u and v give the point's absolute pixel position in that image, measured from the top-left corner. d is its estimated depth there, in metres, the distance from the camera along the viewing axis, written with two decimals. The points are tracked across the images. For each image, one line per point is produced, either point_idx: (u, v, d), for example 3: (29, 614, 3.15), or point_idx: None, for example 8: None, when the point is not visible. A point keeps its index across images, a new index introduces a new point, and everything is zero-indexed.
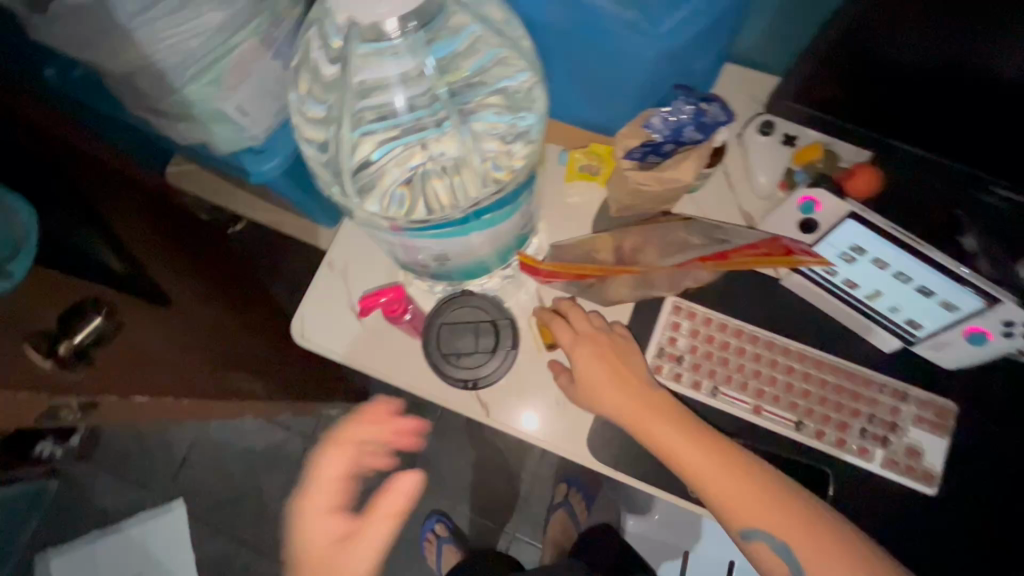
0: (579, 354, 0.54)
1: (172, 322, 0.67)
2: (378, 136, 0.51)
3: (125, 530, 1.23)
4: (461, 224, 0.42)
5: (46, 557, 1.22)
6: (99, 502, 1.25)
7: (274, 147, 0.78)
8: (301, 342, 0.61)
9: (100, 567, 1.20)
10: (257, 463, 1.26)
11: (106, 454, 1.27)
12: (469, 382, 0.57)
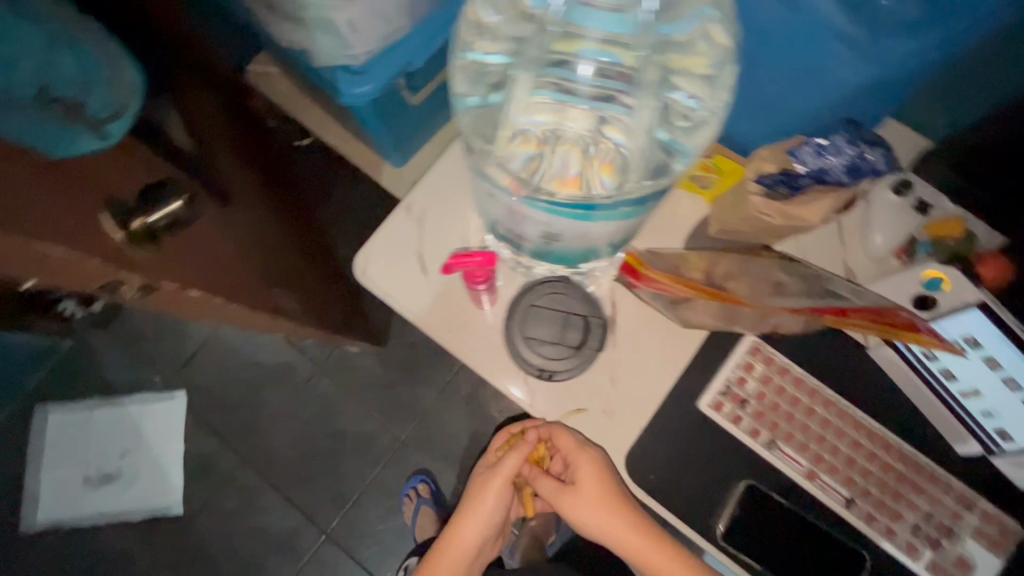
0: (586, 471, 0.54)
1: (232, 223, 0.65)
2: (552, 88, 0.46)
3: (124, 405, 1.25)
4: (583, 210, 0.38)
5: (45, 410, 1.24)
6: (105, 372, 1.27)
7: (372, 72, 0.75)
8: (360, 278, 0.59)
9: (95, 431, 1.24)
10: (263, 376, 1.26)
11: (121, 327, 1.28)
12: (543, 372, 0.55)
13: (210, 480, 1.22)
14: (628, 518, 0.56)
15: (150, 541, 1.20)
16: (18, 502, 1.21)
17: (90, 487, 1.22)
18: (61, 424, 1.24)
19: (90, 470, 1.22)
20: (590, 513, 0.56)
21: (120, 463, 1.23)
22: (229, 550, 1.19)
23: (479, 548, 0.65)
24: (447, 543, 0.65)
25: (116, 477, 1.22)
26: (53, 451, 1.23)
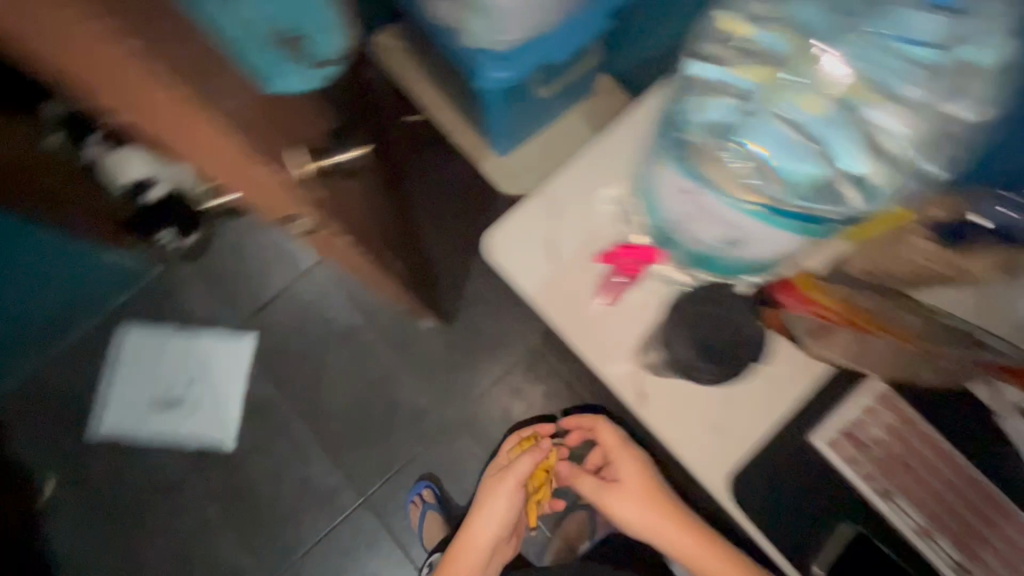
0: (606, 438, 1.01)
1: (370, 181, 0.69)
2: (789, 102, 0.51)
3: (199, 337, 1.31)
4: (801, 224, 0.46)
5: (128, 327, 1.32)
6: (187, 303, 1.33)
7: (515, 59, 0.78)
8: (484, 249, 0.61)
9: (169, 357, 1.30)
10: (331, 334, 1.30)
11: (210, 264, 1.35)
12: (686, 371, 0.55)
13: (264, 424, 1.26)
14: (656, 496, 0.92)
15: (199, 472, 1.24)
16: (87, 412, 1.28)
17: (153, 409, 1.28)
18: (137, 345, 1.31)
19: (156, 394, 1.29)
20: (623, 497, 0.92)
21: (184, 392, 1.29)
22: (270, 494, 1.23)
23: (494, 532, 1.00)
24: (469, 534, 1.01)
25: (178, 406, 1.28)
26: (126, 370, 1.30)
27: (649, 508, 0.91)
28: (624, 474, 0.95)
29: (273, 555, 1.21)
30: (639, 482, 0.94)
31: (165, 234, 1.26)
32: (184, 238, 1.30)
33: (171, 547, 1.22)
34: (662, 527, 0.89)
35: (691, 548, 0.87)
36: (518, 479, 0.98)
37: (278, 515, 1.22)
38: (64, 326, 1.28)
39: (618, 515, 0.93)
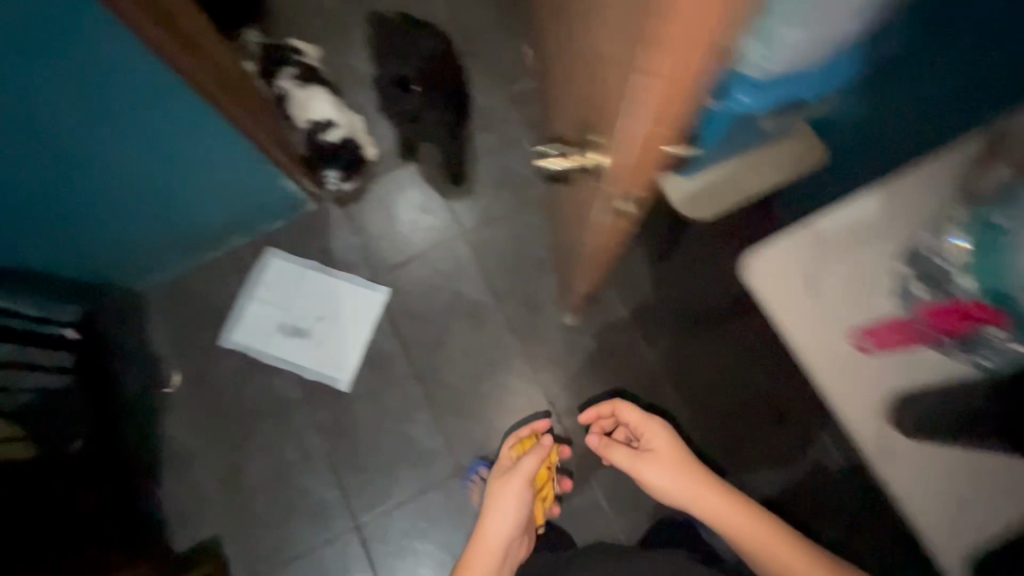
0: (633, 416, 1.05)
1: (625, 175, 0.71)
2: None
3: (336, 278, 1.36)
4: None
5: (273, 254, 1.38)
6: (330, 243, 1.39)
7: (765, 88, 0.77)
8: (742, 278, 0.61)
9: (304, 290, 1.36)
10: (459, 306, 1.35)
11: (359, 212, 1.42)
12: (972, 439, 0.56)
13: (381, 375, 1.30)
14: (689, 470, 0.95)
15: (313, 405, 1.29)
16: (218, 324, 1.34)
17: (281, 333, 1.33)
18: (280, 270, 1.37)
19: (286, 319, 1.34)
20: (656, 466, 0.96)
21: (313, 324, 1.33)
22: (376, 443, 1.26)
23: (504, 537, 0.97)
24: (477, 543, 0.97)
25: (304, 335, 1.33)
26: (265, 291, 1.36)
27: (683, 476, 0.94)
28: (654, 444, 1.00)
29: (367, 504, 1.23)
30: (670, 449, 0.98)
31: (331, 175, 1.36)
32: (345, 182, 1.38)
33: (273, 470, 1.26)
34: (696, 492, 0.92)
35: (729, 517, 0.89)
36: (525, 478, 0.98)
37: (379, 466, 1.25)
38: (220, 239, 1.36)
39: (653, 483, 0.96)
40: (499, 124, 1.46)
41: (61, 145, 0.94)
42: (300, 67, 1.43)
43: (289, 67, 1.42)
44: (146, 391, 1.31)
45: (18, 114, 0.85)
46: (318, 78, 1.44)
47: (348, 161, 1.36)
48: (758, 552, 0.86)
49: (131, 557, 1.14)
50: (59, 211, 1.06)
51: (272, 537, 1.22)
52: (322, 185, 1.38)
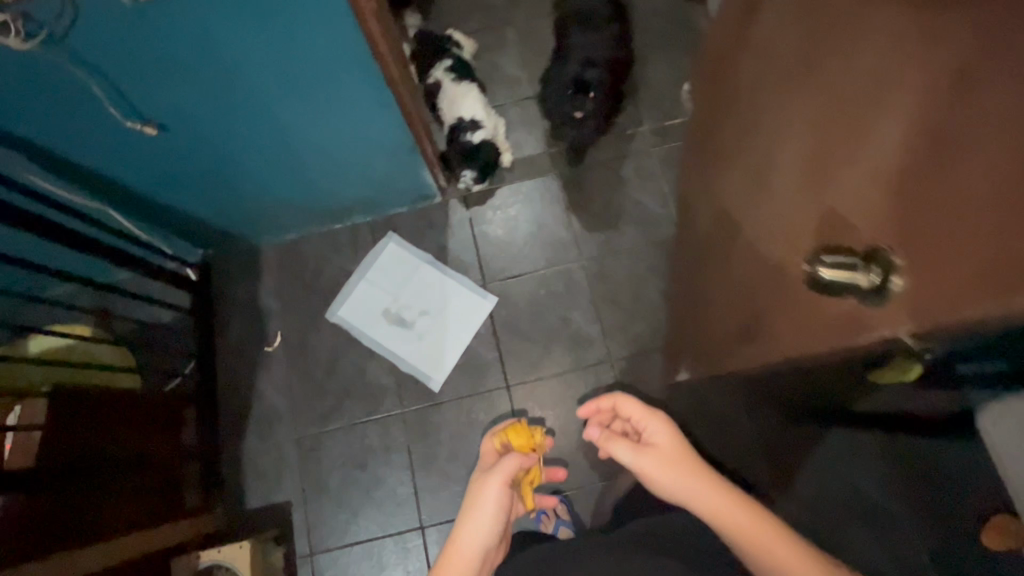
0: (634, 406, 0.88)
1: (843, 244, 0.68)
2: None
3: (446, 276, 1.36)
4: None
5: (391, 238, 1.39)
6: (448, 240, 1.39)
7: None
8: (979, 424, 0.61)
9: (414, 281, 1.36)
10: (562, 332, 1.32)
11: (482, 215, 1.40)
12: None
13: (472, 384, 1.29)
14: (701, 478, 0.79)
15: (402, 398, 1.28)
16: (326, 297, 1.36)
17: (385, 319, 1.33)
18: (396, 256, 1.38)
19: (393, 306, 1.34)
20: (661, 465, 0.80)
21: (418, 317, 1.33)
22: (454, 450, 1.25)
23: (484, 541, 0.87)
24: (451, 548, 0.86)
25: (407, 327, 1.33)
26: (377, 272, 1.37)
27: (691, 479, 0.79)
28: (656, 439, 0.84)
29: (435, 509, 1.22)
30: (673, 446, 0.82)
31: (466, 175, 1.34)
32: (477, 183, 1.37)
33: (350, 452, 1.26)
34: (698, 492, 0.78)
35: (732, 519, 0.76)
36: (504, 479, 0.87)
37: (454, 474, 1.24)
38: (343, 215, 1.37)
39: (652, 480, 0.81)
40: (639, 157, 1.41)
41: (248, 102, 0.96)
42: (455, 60, 1.42)
43: (445, 58, 1.42)
44: (245, 344, 1.33)
45: (226, 66, 0.87)
46: (470, 74, 1.43)
47: (485, 164, 1.34)
48: (763, 560, 0.75)
49: (205, 504, 1.18)
50: (211, 162, 1.09)
51: (336, 520, 1.22)
52: (454, 182, 1.38)
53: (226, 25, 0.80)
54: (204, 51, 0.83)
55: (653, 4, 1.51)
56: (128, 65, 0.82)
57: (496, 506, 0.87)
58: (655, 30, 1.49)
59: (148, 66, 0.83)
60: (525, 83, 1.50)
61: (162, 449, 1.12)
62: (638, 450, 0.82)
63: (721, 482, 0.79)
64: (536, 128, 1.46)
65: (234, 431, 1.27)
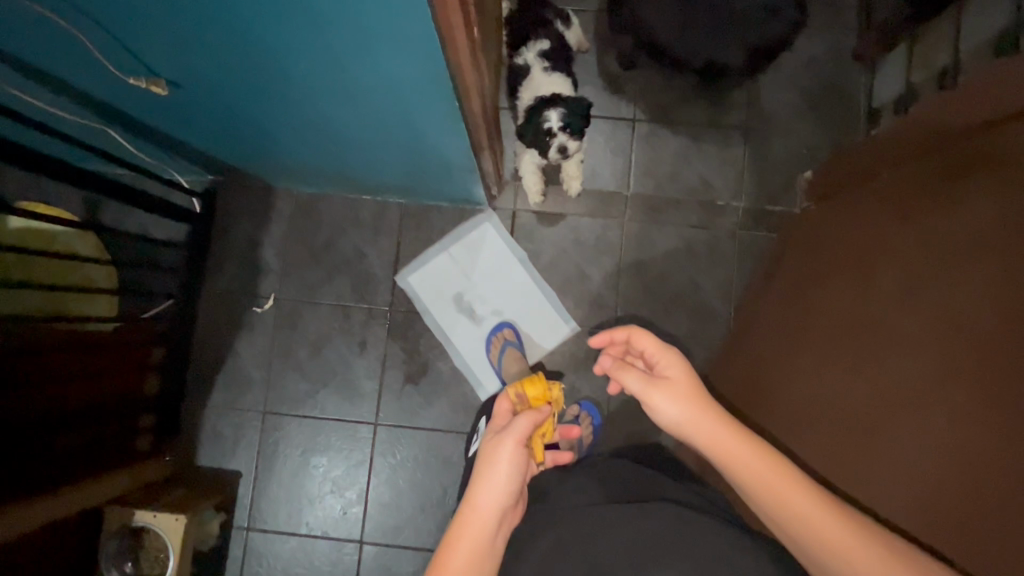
0: (646, 340, 0.77)
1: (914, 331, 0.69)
2: None
3: (532, 279, 1.22)
4: None
5: (492, 215, 1.23)
6: (482, 256, 1.22)
7: None
8: None
9: (499, 274, 1.22)
10: (568, 399, 1.20)
11: (526, 238, 1.23)
12: None
13: (454, 420, 1.20)
14: (718, 413, 0.69)
15: (378, 410, 1.21)
16: (331, 276, 1.22)
17: (455, 304, 1.22)
18: (486, 238, 1.23)
19: (467, 293, 1.22)
20: (668, 392, 0.71)
21: (489, 314, 1.22)
22: (414, 478, 1.19)
23: (505, 499, 0.67)
24: (464, 515, 0.66)
25: (479, 322, 1.21)
26: (463, 250, 1.23)
27: (705, 414, 0.69)
28: (669, 372, 0.74)
29: (378, 529, 1.18)
30: (688, 377, 0.73)
31: (553, 118, 1.06)
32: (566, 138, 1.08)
33: (310, 445, 1.20)
34: (706, 429, 0.68)
35: (767, 479, 0.64)
36: (519, 439, 0.68)
37: (407, 500, 1.18)
38: (378, 192, 1.20)
39: (660, 414, 0.72)
40: (719, 236, 1.21)
41: (296, 86, 0.77)
42: (556, 43, 1.13)
43: (546, 39, 1.12)
44: (233, 294, 1.22)
45: (267, 51, 0.67)
46: (569, 64, 1.15)
47: (580, 116, 1.08)
48: (792, 519, 0.63)
49: (157, 448, 1.14)
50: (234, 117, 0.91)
51: (279, 506, 1.18)
52: (541, 137, 1.08)
53: (269, 15, 0.59)
54: (239, 28, 0.62)
55: (816, 55, 1.23)
56: (146, 26, 0.64)
57: (513, 476, 0.67)
58: (801, 89, 1.23)
59: (163, 23, 0.63)
60: (630, 99, 1.25)
61: (118, 399, 1.05)
62: (649, 379, 0.73)
63: (747, 433, 0.67)
64: (619, 160, 1.24)
65: (200, 383, 1.20)
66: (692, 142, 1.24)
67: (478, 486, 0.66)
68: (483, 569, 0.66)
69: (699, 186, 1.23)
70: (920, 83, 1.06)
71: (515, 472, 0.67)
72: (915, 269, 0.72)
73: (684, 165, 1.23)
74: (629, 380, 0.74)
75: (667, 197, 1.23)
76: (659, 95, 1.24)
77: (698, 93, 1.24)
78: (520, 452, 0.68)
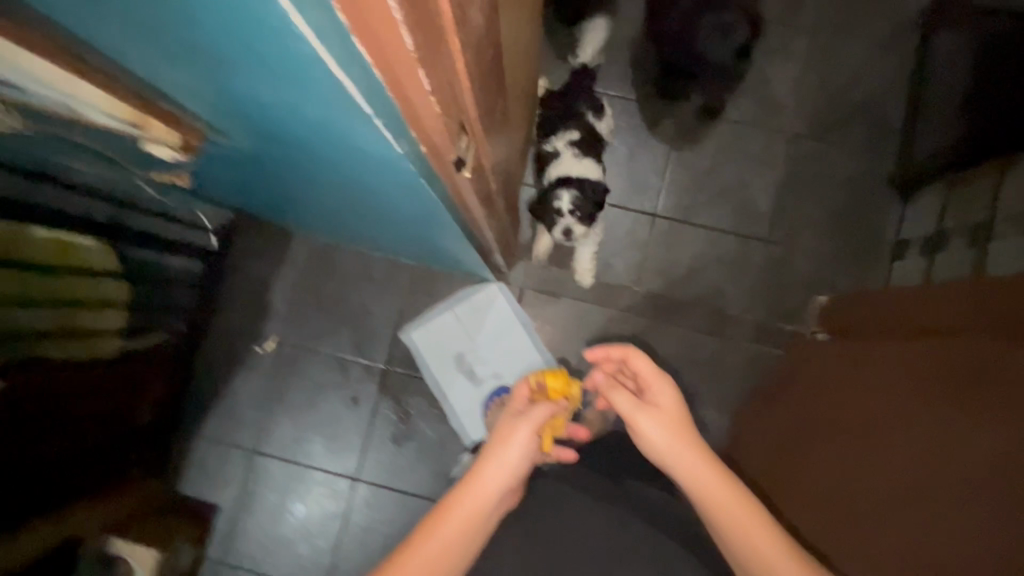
0: (643, 364, 0.75)
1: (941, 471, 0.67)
2: None
3: (535, 349, 1.19)
4: None
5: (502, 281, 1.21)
6: (486, 329, 1.20)
7: None
8: None
9: (503, 339, 1.20)
10: None
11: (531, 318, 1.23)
12: None
13: (433, 488, 1.21)
14: (698, 446, 0.66)
15: (360, 466, 1.22)
16: (335, 328, 1.24)
17: (456, 364, 1.20)
18: (495, 304, 1.20)
19: (469, 354, 1.20)
20: (654, 418, 0.68)
21: (489, 377, 1.19)
22: (385, 540, 1.20)
23: (510, 481, 0.65)
24: (466, 483, 0.64)
25: (480, 384, 1.19)
26: (467, 311, 1.20)
27: (686, 444, 0.66)
28: (661, 401, 0.71)
29: None
30: (678, 411, 0.70)
31: (564, 200, 1.05)
32: (578, 218, 1.06)
33: (290, 491, 1.22)
34: (688, 461, 0.65)
35: (743, 521, 0.62)
36: (535, 427, 0.66)
37: (375, 561, 1.20)
38: (393, 255, 1.21)
39: (644, 441, 0.68)
40: (725, 345, 1.20)
41: (303, 192, 0.78)
42: (585, 134, 1.10)
43: (575, 129, 1.10)
44: (240, 332, 1.25)
45: (273, 178, 0.68)
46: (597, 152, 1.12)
47: (591, 202, 1.06)
48: (751, 555, 0.62)
49: (144, 474, 1.17)
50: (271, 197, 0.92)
51: (253, 546, 1.21)
52: (551, 214, 1.08)
53: (275, 168, 0.59)
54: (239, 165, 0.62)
55: (853, 176, 1.22)
56: (153, 159, 0.64)
57: (523, 461, 0.65)
58: (832, 208, 1.21)
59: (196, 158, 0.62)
60: (655, 193, 1.24)
61: (117, 436, 1.08)
62: (637, 403, 0.70)
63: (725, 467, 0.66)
64: (635, 253, 1.23)
65: (197, 413, 1.24)
66: (710, 246, 1.22)
67: (485, 461, 0.64)
68: (467, 549, 0.64)
69: (711, 292, 1.21)
70: (950, 230, 1.03)
71: (526, 457, 0.65)
72: (924, 441, 0.71)
73: (700, 268, 1.22)
74: (620, 400, 0.71)
75: (676, 298, 1.22)
76: (683, 194, 1.23)
77: (723, 197, 1.23)
78: (533, 439, 0.66)
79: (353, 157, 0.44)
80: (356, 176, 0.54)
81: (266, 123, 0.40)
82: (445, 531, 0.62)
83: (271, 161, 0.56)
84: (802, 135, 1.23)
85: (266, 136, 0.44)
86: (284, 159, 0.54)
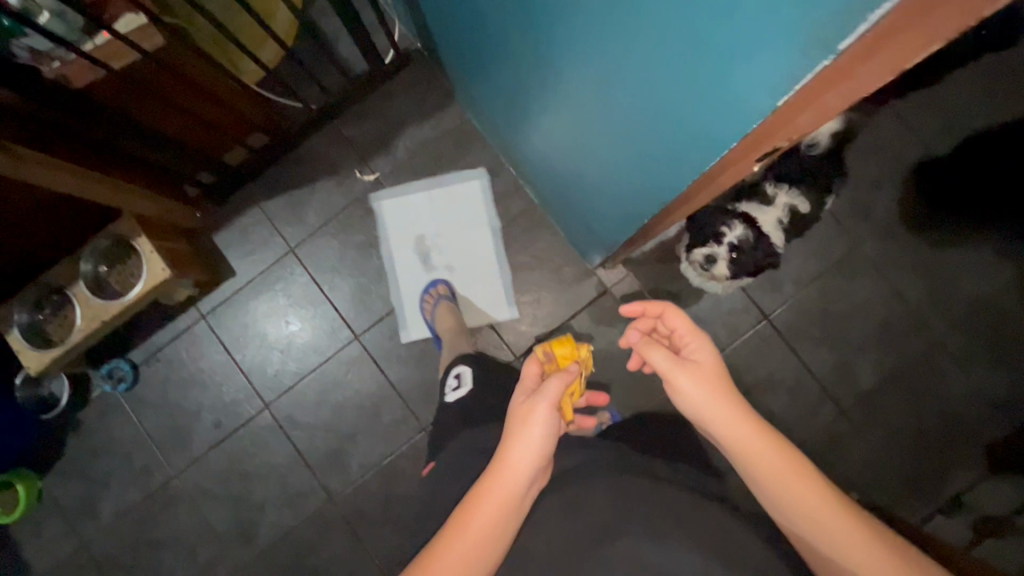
0: (676, 319, 0.72)
1: None
2: None
3: (496, 263, 1.21)
4: None
5: (484, 181, 1.22)
6: (461, 225, 1.22)
7: None
8: None
9: (466, 240, 1.22)
10: None
11: (596, 320, 1.20)
12: None
13: (411, 393, 1.20)
14: (730, 406, 0.64)
15: (367, 329, 1.22)
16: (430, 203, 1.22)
17: (415, 244, 1.21)
18: (472, 201, 1.22)
19: (430, 239, 1.22)
20: (689, 373, 0.67)
21: (442, 267, 1.21)
22: (344, 402, 1.21)
23: (539, 462, 0.61)
24: (493, 473, 0.60)
25: (429, 269, 1.21)
26: (443, 197, 1.22)
27: (720, 400, 0.64)
28: (699, 355, 0.69)
29: (286, 407, 1.21)
30: (716, 363, 0.68)
31: (733, 231, 1.00)
32: (727, 252, 1.02)
33: (298, 304, 1.22)
34: (723, 418, 0.64)
35: (796, 490, 0.58)
36: (553, 404, 0.64)
37: (326, 410, 1.21)
38: (524, 181, 1.18)
39: (682, 399, 0.67)
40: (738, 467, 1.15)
41: (522, 83, 0.74)
42: (808, 209, 1.04)
43: (807, 199, 1.03)
44: (353, 148, 1.23)
45: (522, 49, 0.63)
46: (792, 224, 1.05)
47: (753, 256, 1.02)
48: (809, 527, 0.58)
49: (197, 201, 1.17)
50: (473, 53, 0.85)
51: (237, 327, 1.22)
52: (707, 235, 1.02)
53: (545, 33, 0.54)
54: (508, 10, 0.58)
55: (962, 413, 1.14)
56: None
57: (547, 448, 0.62)
58: (922, 425, 1.15)
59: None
60: (781, 299, 1.18)
61: (198, 149, 1.07)
62: (676, 359, 0.68)
63: (767, 429, 0.63)
64: (725, 335, 1.18)
65: (267, 188, 1.23)
66: (791, 379, 1.17)
67: (509, 446, 0.61)
68: (501, 544, 0.59)
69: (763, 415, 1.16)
70: None
71: (549, 442, 0.62)
72: None
73: (770, 389, 1.17)
74: (657, 360, 0.69)
75: None
76: (804, 318, 1.17)
77: (836, 346, 1.17)
78: (553, 422, 0.63)
79: (663, 106, 0.44)
80: (622, 97, 0.49)
81: (632, 37, 0.41)
82: (480, 518, 0.58)
83: (555, 30, 0.52)
84: (944, 349, 1.15)
85: (608, 44, 0.45)
86: (573, 64, 0.54)
